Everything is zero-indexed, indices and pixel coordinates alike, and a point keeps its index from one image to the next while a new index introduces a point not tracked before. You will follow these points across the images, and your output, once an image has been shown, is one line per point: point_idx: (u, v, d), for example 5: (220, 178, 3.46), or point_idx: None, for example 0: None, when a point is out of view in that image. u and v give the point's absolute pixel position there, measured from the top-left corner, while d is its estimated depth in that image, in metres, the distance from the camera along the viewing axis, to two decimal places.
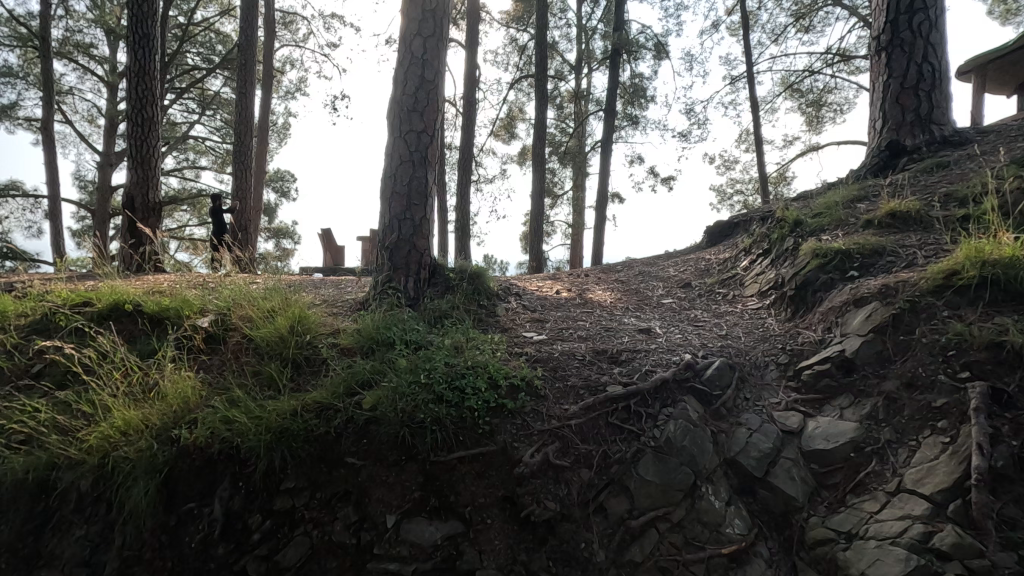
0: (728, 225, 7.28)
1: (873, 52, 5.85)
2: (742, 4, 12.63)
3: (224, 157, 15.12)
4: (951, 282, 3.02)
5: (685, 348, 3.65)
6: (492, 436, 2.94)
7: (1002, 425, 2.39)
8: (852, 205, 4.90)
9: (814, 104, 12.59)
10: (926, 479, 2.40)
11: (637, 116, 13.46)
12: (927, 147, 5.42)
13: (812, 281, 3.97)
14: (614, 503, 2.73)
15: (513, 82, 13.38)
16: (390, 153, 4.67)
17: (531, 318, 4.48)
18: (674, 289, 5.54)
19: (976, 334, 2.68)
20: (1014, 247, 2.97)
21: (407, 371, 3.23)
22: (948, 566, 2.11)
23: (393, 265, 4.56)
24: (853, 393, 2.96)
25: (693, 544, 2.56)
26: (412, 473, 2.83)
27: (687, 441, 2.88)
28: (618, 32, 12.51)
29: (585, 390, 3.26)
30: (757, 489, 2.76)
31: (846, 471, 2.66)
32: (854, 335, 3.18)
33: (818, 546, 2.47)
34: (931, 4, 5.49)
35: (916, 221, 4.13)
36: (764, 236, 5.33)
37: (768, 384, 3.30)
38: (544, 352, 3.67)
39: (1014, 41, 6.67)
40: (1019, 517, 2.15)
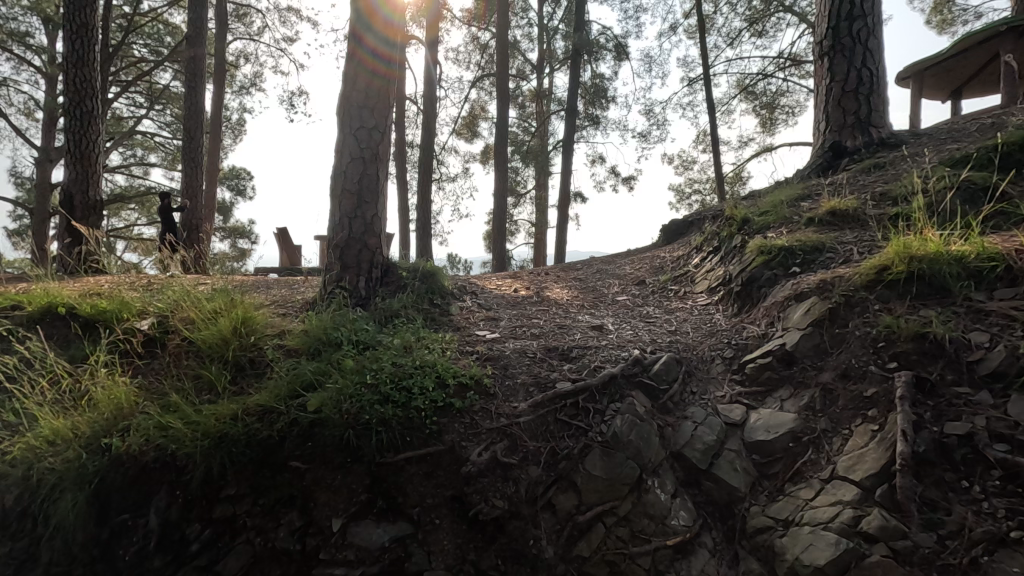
0: (683, 224, 7.44)
1: (817, 56, 6.07)
2: (698, 8, 12.95)
3: (174, 153, 14.54)
4: (882, 276, 3.15)
5: (635, 344, 3.71)
6: (441, 436, 2.91)
7: (925, 412, 2.50)
8: (796, 203, 5.08)
9: (767, 107, 13.01)
10: (857, 466, 2.50)
11: (598, 116, 13.62)
12: (867, 148, 5.65)
13: (757, 278, 4.10)
14: (562, 499, 2.74)
15: (475, 80, 13.34)
16: (339, 150, 4.58)
17: (486, 317, 4.46)
18: (629, 287, 5.61)
19: (903, 326, 2.80)
20: (939, 243, 3.11)
21: (354, 372, 3.17)
22: (875, 548, 2.21)
23: (344, 265, 4.47)
24: (792, 384, 3.06)
25: (639, 537, 2.60)
26: (358, 475, 2.78)
27: (633, 436, 2.92)
28: (579, 32, 12.62)
29: (534, 387, 3.27)
30: (702, 480, 2.82)
31: (785, 460, 2.76)
32: (794, 329, 3.29)
33: (758, 533, 2.54)
34: (869, 12, 5.75)
35: (854, 219, 4.29)
36: (715, 234, 5.47)
37: (713, 378, 3.39)
38: (496, 350, 3.66)
39: (947, 48, 7.01)
40: (939, 499, 2.26)
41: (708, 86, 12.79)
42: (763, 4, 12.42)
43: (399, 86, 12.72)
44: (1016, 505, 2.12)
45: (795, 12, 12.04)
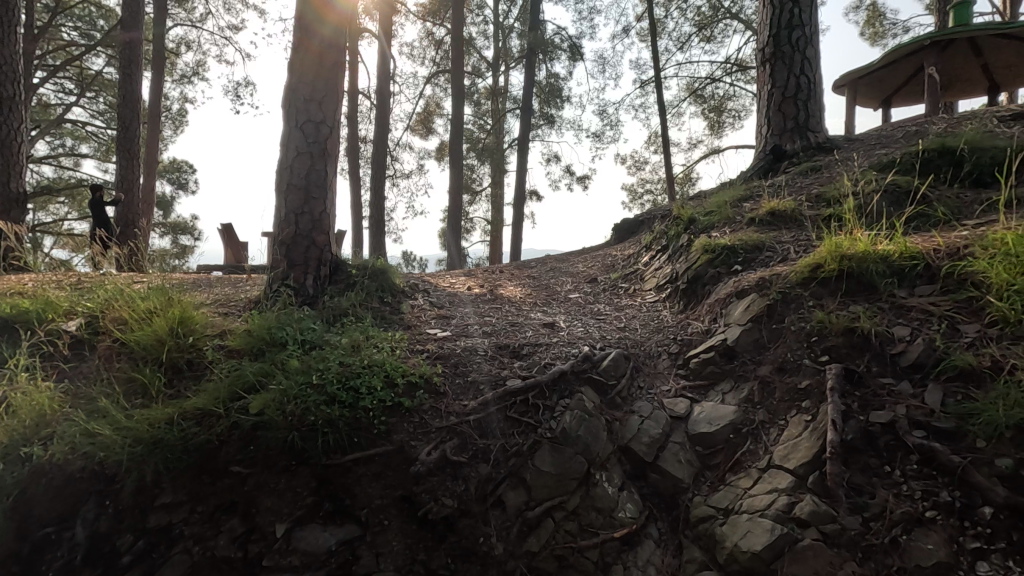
0: (634, 223, 7.60)
1: (760, 63, 6.32)
2: (650, 12, 13.26)
3: (108, 144, 13.73)
4: (816, 274, 3.31)
5: (585, 340, 3.77)
6: (389, 436, 2.88)
7: (853, 402, 2.65)
8: (738, 204, 5.27)
9: (715, 110, 13.45)
10: (791, 454, 2.62)
11: (552, 116, 13.73)
12: (805, 151, 5.92)
13: (701, 276, 4.24)
14: (512, 495, 2.76)
15: (429, 76, 13.19)
16: (285, 144, 4.44)
17: (438, 315, 4.43)
18: (581, 284, 5.69)
19: (834, 321, 2.95)
20: (866, 243, 3.29)
21: (299, 373, 3.08)
22: (807, 532, 2.32)
23: (290, 262, 4.34)
24: (733, 378, 3.19)
25: (587, 531, 2.64)
26: (303, 478, 2.71)
27: (582, 431, 2.97)
28: (534, 31, 12.68)
29: (484, 385, 3.27)
30: (648, 473, 2.89)
31: (726, 451, 2.87)
32: (735, 325, 3.42)
33: (700, 522, 2.63)
34: (806, 23, 6.02)
35: (791, 219, 4.49)
36: (663, 233, 5.62)
37: (660, 373, 3.49)
38: (447, 348, 3.64)
39: (878, 59, 7.43)
40: (865, 483, 2.39)
41: (659, 89, 13.12)
42: (711, 10, 12.82)
43: (351, 79, 12.44)
44: (932, 487, 2.27)
45: (741, 20, 12.49)
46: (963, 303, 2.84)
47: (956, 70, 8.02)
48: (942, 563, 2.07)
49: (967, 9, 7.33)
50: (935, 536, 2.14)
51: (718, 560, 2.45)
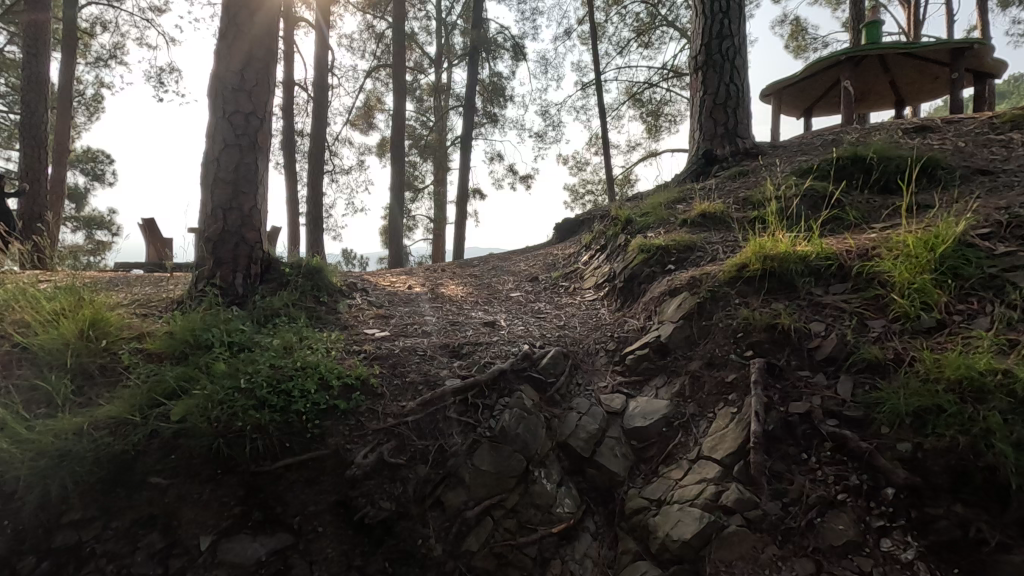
0: (574, 222, 7.73)
1: (692, 70, 6.58)
2: (591, 15, 13.53)
3: (10, 129, 12.56)
4: (742, 273, 3.48)
5: (525, 339, 3.80)
6: (323, 439, 2.79)
7: (774, 394, 2.80)
8: (672, 205, 5.48)
9: (652, 114, 13.90)
10: (719, 445, 2.75)
11: (496, 114, 13.75)
12: (734, 156, 6.22)
13: (637, 275, 4.37)
14: (451, 496, 2.74)
15: (370, 70, 12.89)
16: (212, 136, 4.21)
17: (376, 315, 4.33)
18: (522, 283, 5.73)
19: (758, 317, 3.11)
20: (787, 244, 3.49)
21: (225, 376, 2.94)
22: (732, 519, 2.44)
23: (217, 259, 4.13)
24: (666, 373, 3.31)
25: (525, 527, 2.67)
26: (231, 487, 2.59)
27: (521, 429, 2.99)
28: (477, 29, 12.65)
29: (423, 385, 3.23)
30: (586, 468, 2.95)
31: (659, 444, 2.97)
32: (668, 323, 3.55)
33: (634, 514, 2.71)
34: (735, 33, 6.32)
35: (720, 221, 4.71)
36: (602, 233, 5.75)
37: (597, 370, 3.57)
38: (385, 349, 3.57)
39: (800, 71, 7.90)
40: (785, 470, 2.54)
41: (600, 91, 13.40)
42: (649, 17, 13.23)
43: (286, 69, 11.96)
44: (843, 471, 2.44)
45: (677, 28, 12.97)
46: (870, 300, 3.07)
47: (868, 84, 8.65)
48: (852, 542, 2.24)
49: (877, 29, 7.92)
50: (846, 517, 2.31)
51: (651, 550, 2.53)
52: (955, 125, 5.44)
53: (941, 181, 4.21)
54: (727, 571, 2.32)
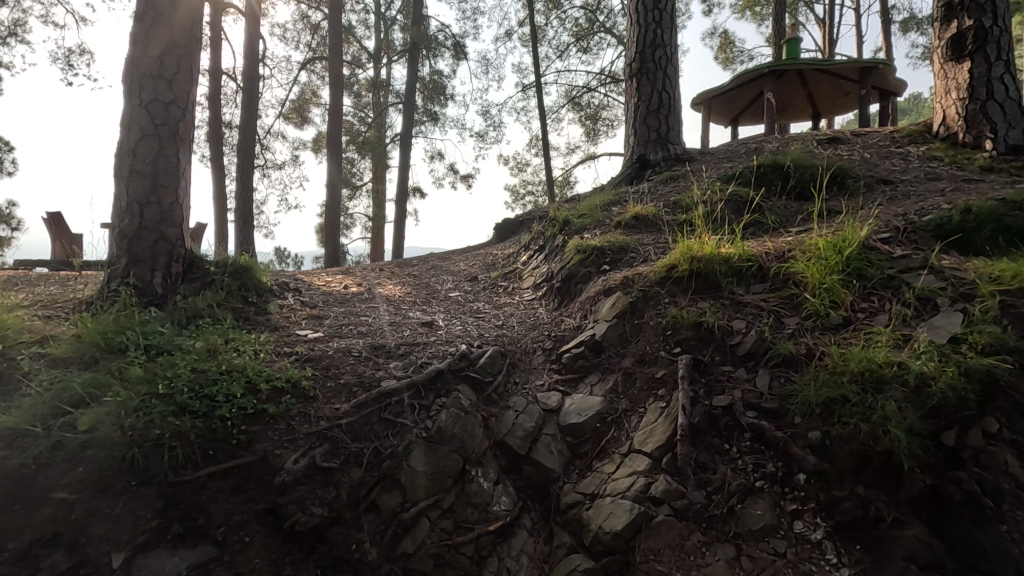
0: (514, 223, 7.79)
1: (628, 76, 6.79)
2: (531, 18, 13.67)
3: None
4: (671, 273, 3.63)
5: (463, 338, 3.80)
6: (250, 445, 2.69)
7: (700, 388, 2.95)
8: (608, 207, 5.64)
9: (591, 118, 14.22)
10: (648, 439, 2.86)
11: (436, 113, 13.62)
12: (666, 161, 6.48)
13: (573, 275, 4.46)
14: (386, 498, 2.70)
15: (304, 62, 12.44)
16: (127, 124, 3.94)
17: (310, 315, 4.19)
18: (461, 283, 5.72)
19: (686, 316, 3.26)
20: (712, 246, 3.67)
21: (142, 382, 2.78)
22: (660, 509, 2.55)
23: (133, 257, 3.87)
24: (600, 370, 3.41)
25: (462, 527, 2.68)
26: (147, 499, 2.44)
27: (457, 429, 2.99)
28: (417, 26, 12.48)
29: (358, 386, 3.16)
30: (522, 465, 2.99)
31: (593, 439, 3.05)
32: (602, 321, 3.66)
33: (569, 509, 2.78)
34: (667, 43, 6.58)
35: (652, 223, 4.89)
36: (540, 233, 5.84)
37: (534, 368, 3.62)
38: (317, 350, 3.47)
39: (727, 82, 8.32)
40: (709, 460, 2.68)
41: (540, 94, 13.57)
42: (588, 23, 13.52)
43: (213, 57, 11.34)
44: (761, 460, 2.60)
45: (614, 35, 13.34)
46: (786, 299, 3.28)
47: (789, 97, 9.23)
48: (768, 525, 2.40)
49: (796, 45, 8.47)
50: (763, 502, 2.47)
51: (584, 543, 2.60)
52: (862, 138, 5.91)
53: (849, 189, 4.56)
54: (655, 559, 2.42)
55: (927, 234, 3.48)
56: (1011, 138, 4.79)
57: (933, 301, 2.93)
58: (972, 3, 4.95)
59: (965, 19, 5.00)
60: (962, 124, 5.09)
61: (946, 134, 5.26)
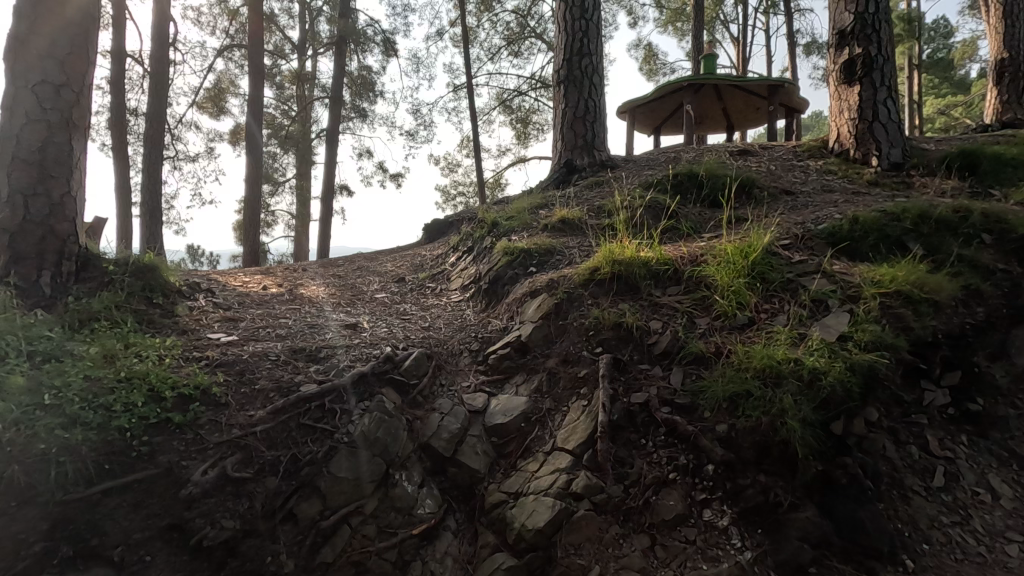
0: (443, 223, 7.74)
1: (556, 82, 6.93)
2: (463, 19, 13.64)
3: None
4: (594, 276, 3.76)
5: (388, 341, 3.73)
6: (152, 458, 2.53)
7: (619, 386, 3.07)
8: (535, 210, 5.73)
9: (521, 121, 14.39)
10: (570, 437, 2.94)
11: (365, 109, 13.28)
12: (592, 167, 6.68)
13: (500, 277, 4.51)
14: (304, 507, 2.61)
15: (221, 49, 11.73)
16: (8, 106, 3.56)
17: (223, 318, 3.96)
18: (388, 284, 5.61)
19: (607, 317, 3.38)
20: (632, 250, 3.83)
21: (24, 392, 2.53)
22: (581, 504, 2.63)
23: (15, 254, 3.50)
24: (525, 371, 3.47)
25: (385, 532, 2.64)
26: (30, 520, 2.24)
27: (380, 432, 2.93)
28: (344, 19, 12.11)
29: (275, 392, 3.02)
30: (447, 467, 2.99)
31: (518, 439, 3.10)
32: (528, 323, 3.72)
33: (494, 508, 2.80)
34: (593, 52, 6.78)
35: (577, 226, 5.02)
36: (469, 235, 5.84)
37: (460, 370, 3.62)
38: (230, 354, 3.29)
39: (650, 93, 8.69)
40: (627, 455, 2.80)
41: (471, 95, 13.56)
42: (519, 27, 13.68)
43: (116, 37, 10.46)
44: (674, 453, 2.74)
45: (544, 41, 13.58)
46: (698, 300, 3.48)
47: (706, 109, 9.78)
48: (680, 515, 2.54)
49: (712, 61, 8.98)
50: (676, 493, 2.61)
51: (508, 541, 2.64)
52: (769, 151, 6.38)
53: (755, 198, 4.91)
54: (576, 553, 2.50)
55: (821, 242, 3.81)
56: (892, 156, 5.34)
57: (825, 302, 3.21)
58: (861, 33, 5.46)
59: (855, 46, 5.50)
60: (853, 142, 5.61)
61: (840, 150, 5.78)
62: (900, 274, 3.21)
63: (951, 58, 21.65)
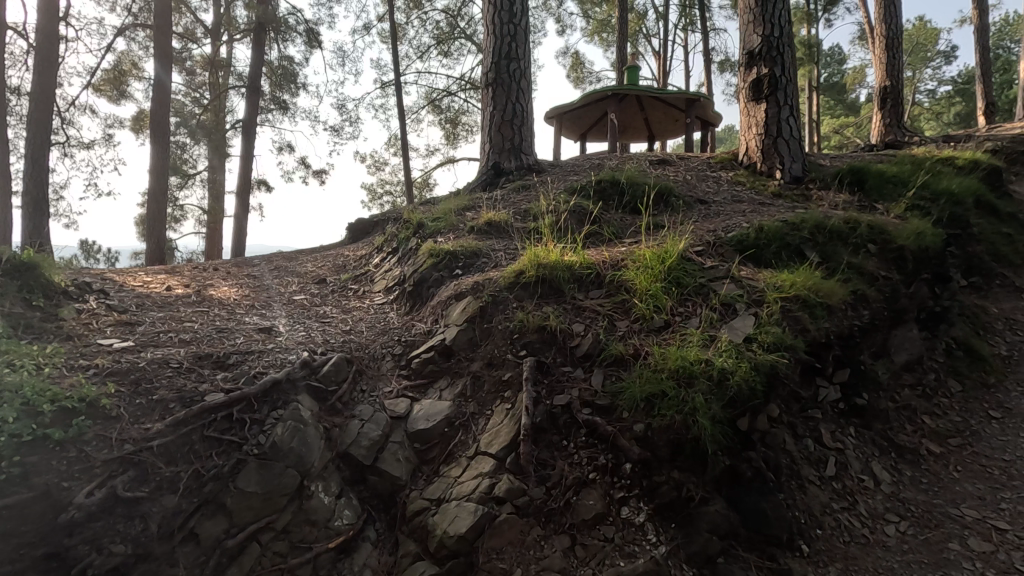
0: (368, 223, 7.53)
1: (484, 85, 6.94)
2: (391, 15, 13.36)
3: None
4: (519, 279, 3.78)
5: (305, 345, 3.56)
6: (27, 480, 2.28)
7: (542, 388, 3.09)
8: (462, 212, 5.70)
9: (451, 122, 14.29)
10: (494, 440, 2.94)
11: (285, 101, 12.67)
12: (519, 171, 6.73)
13: (426, 279, 4.44)
14: (208, 526, 2.45)
15: (122, 28, 10.79)
16: None
17: (117, 322, 3.62)
18: (308, 286, 5.37)
19: (531, 320, 3.41)
20: (557, 253, 3.89)
21: None
22: (503, 508, 2.63)
23: None
24: (449, 375, 3.43)
25: (298, 548, 2.52)
26: None
27: (295, 443, 2.76)
28: (264, 5, 11.49)
29: (175, 402, 2.80)
30: (367, 476, 2.89)
31: (440, 444, 3.06)
32: (452, 326, 3.68)
33: (415, 516, 2.74)
34: (521, 57, 6.85)
35: (503, 229, 5.04)
36: (394, 235, 5.71)
37: (382, 375, 3.52)
38: (125, 362, 3.02)
39: (576, 100, 8.89)
40: (549, 457, 2.82)
41: (400, 92, 13.29)
42: (449, 27, 13.58)
43: None
44: (594, 453, 2.80)
45: (474, 42, 13.57)
46: (619, 303, 3.59)
47: (629, 119, 10.15)
48: (599, 513, 2.60)
49: (635, 73, 9.34)
50: (595, 493, 2.67)
51: (428, 549, 2.59)
52: (685, 161, 6.71)
53: (672, 206, 5.15)
54: (497, 557, 2.50)
55: (730, 249, 4.05)
56: (793, 170, 5.78)
57: (733, 306, 3.41)
58: (767, 54, 5.87)
59: (762, 67, 5.90)
60: (760, 155, 6.02)
61: (749, 163, 6.18)
62: (798, 279, 3.46)
63: (844, 82, 23.81)
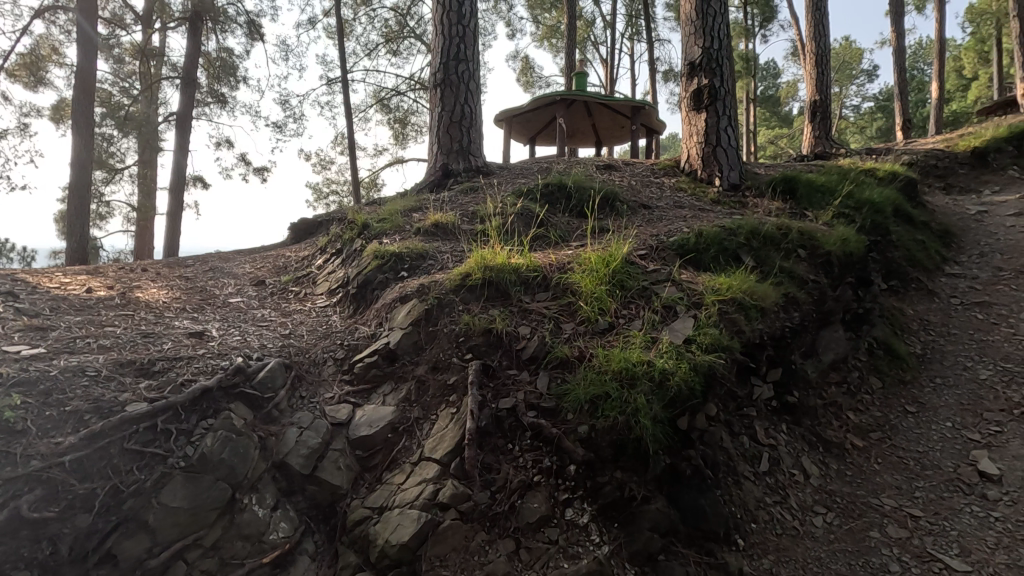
0: (311, 223, 7.28)
1: (432, 85, 6.86)
2: (338, 11, 13.04)
3: None
4: (466, 281, 3.75)
5: (240, 350, 3.40)
6: None
7: (487, 392, 3.07)
8: (409, 213, 5.60)
9: (400, 121, 14.07)
10: (438, 445, 2.89)
11: (224, 94, 12.10)
12: (467, 172, 6.69)
13: (370, 281, 4.33)
14: (128, 546, 2.30)
15: (39, 10, 10.01)
16: None
17: (27, 327, 3.33)
18: (245, 288, 5.13)
19: (476, 323, 3.38)
20: (503, 256, 3.87)
21: None
22: (447, 514, 2.59)
23: None
24: (393, 380, 3.35)
25: (229, 564, 2.40)
26: None
27: (226, 454, 2.63)
28: None
29: (93, 413, 2.61)
30: (306, 486, 2.78)
31: (383, 451, 2.98)
32: (397, 329, 3.60)
33: (357, 525, 2.66)
34: (470, 58, 6.81)
35: (451, 231, 4.99)
36: (338, 236, 5.55)
37: (323, 381, 3.40)
38: (34, 371, 2.79)
39: (526, 104, 8.93)
40: (494, 461, 2.80)
41: (346, 90, 12.96)
42: (398, 25, 13.37)
43: None
44: (539, 455, 2.80)
45: (424, 42, 13.43)
46: (565, 306, 3.61)
47: (578, 124, 10.28)
48: (543, 516, 2.60)
49: (583, 79, 9.49)
50: (540, 495, 2.67)
51: (369, 559, 2.51)
52: (631, 166, 6.86)
53: (617, 210, 5.25)
54: (441, 565, 2.46)
55: (672, 253, 4.16)
56: (731, 177, 6.01)
57: (674, 308, 3.50)
58: (707, 66, 6.09)
59: (703, 77, 6.12)
60: (700, 163, 6.23)
61: (690, 170, 6.38)
62: (735, 283, 3.59)
63: (778, 95, 25.08)
